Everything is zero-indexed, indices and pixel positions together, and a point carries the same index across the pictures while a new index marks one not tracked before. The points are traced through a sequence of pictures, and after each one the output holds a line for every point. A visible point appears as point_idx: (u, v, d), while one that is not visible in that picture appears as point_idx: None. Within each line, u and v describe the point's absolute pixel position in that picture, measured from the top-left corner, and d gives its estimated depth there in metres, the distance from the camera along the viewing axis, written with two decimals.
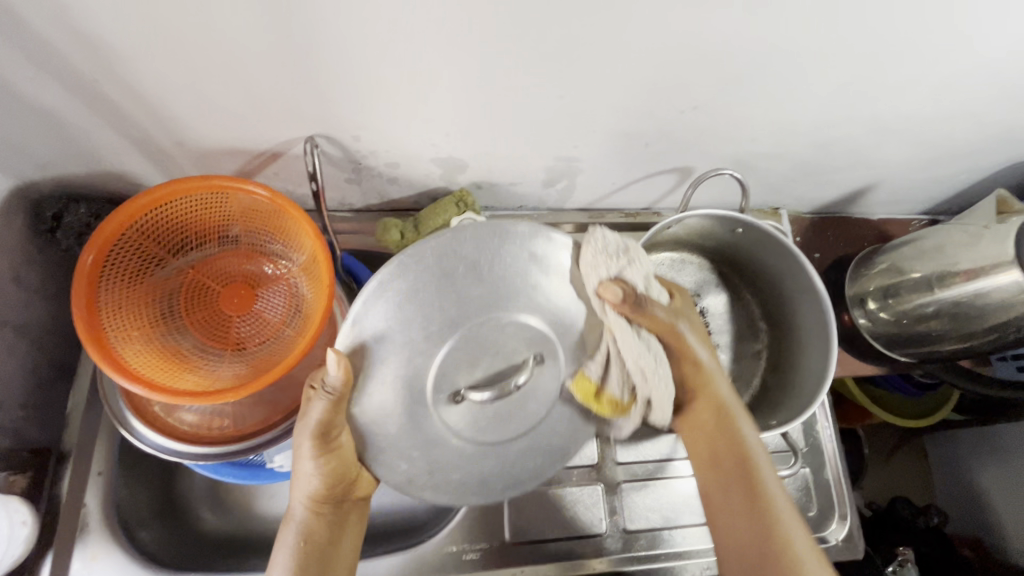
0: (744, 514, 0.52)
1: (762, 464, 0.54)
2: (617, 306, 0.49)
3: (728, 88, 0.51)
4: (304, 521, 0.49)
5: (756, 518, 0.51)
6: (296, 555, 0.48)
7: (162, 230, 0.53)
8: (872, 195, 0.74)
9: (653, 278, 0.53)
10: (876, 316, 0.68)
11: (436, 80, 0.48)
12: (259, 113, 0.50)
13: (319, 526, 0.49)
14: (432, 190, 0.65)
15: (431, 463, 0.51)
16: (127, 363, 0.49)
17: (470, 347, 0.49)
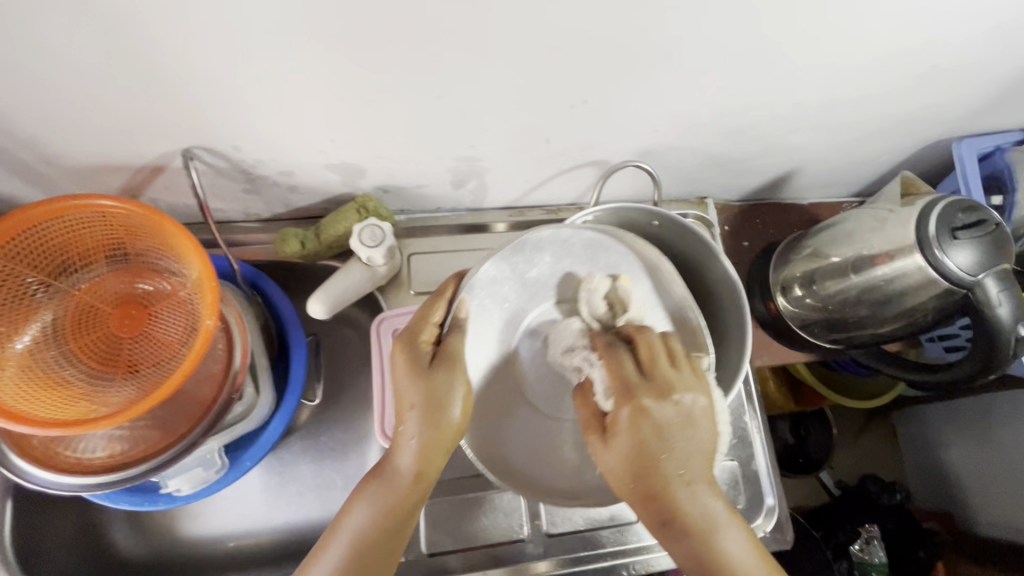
0: None
1: None
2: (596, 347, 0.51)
3: (613, 80, 0.49)
4: (396, 479, 0.50)
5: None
6: (371, 514, 0.50)
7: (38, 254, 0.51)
8: (797, 180, 0.73)
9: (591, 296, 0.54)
10: (802, 301, 0.67)
11: (301, 85, 0.45)
12: (125, 126, 0.48)
13: (402, 499, 0.50)
14: (337, 196, 0.62)
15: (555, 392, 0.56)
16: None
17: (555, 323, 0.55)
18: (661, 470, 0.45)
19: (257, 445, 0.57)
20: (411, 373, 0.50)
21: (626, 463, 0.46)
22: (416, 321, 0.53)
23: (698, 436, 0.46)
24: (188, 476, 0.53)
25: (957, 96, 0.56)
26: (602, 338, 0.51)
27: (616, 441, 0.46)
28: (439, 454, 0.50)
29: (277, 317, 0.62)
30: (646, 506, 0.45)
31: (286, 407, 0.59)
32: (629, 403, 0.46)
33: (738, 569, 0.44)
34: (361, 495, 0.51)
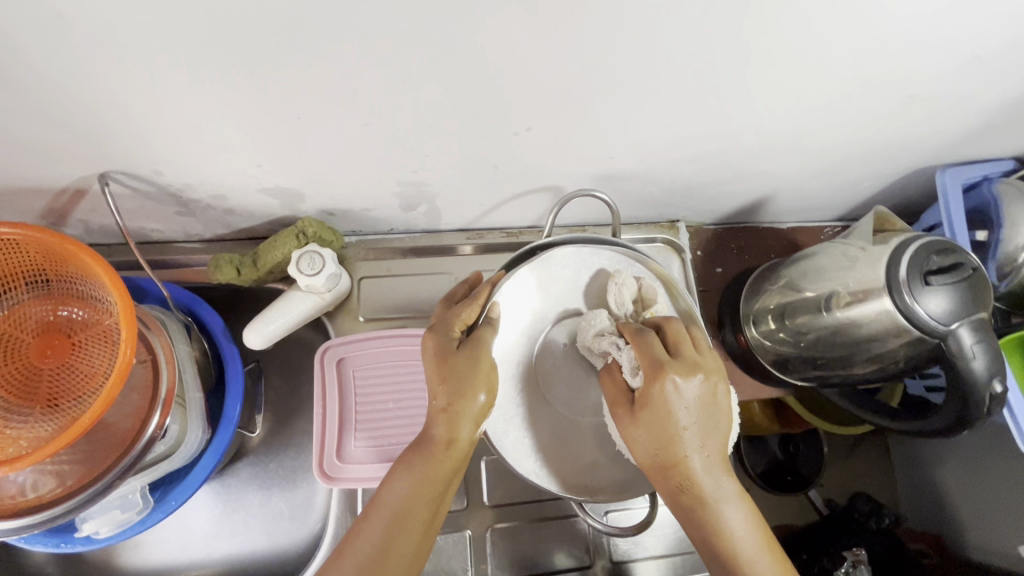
0: (705, 541, 0.49)
1: (744, 546, 0.49)
2: (629, 332, 0.51)
3: (554, 108, 0.45)
4: (430, 449, 0.50)
5: (709, 524, 0.49)
6: (413, 484, 0.49)
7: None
8: (773, 204, 0.69)
9: (622, 285, 0.55)
10: (772, 335, 0.63)
11: (213, 113, 0.42)
12: (32, 152, 0.45)
13: (441, 470, 0.49)
14: (279, 219, 0.59)
15: (573, 390, 0.57)
16: None
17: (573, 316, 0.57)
18: (674, 433, 0.48)
19: (183, 484, 0.55)
20: (439, 352, 0.50)
21: (654, 436, 0.49)
22: (453, 310, 0.52)
23: (719, 415, 0.50)
24: (105, 518, 0.50)
25: (934, 125, 0.52)
26: (630, 325, 0.52)
27: (646, 414, 0.49)
28: (453, 430, 0.49)
29: (217, 345, 0.60)
30: (666, 474, 0.49)
31: (217, 444, 0.57)
32: (660, 377, 0.47)
33: (735, 536, 0.49)
34: (400, 465, 0.50)
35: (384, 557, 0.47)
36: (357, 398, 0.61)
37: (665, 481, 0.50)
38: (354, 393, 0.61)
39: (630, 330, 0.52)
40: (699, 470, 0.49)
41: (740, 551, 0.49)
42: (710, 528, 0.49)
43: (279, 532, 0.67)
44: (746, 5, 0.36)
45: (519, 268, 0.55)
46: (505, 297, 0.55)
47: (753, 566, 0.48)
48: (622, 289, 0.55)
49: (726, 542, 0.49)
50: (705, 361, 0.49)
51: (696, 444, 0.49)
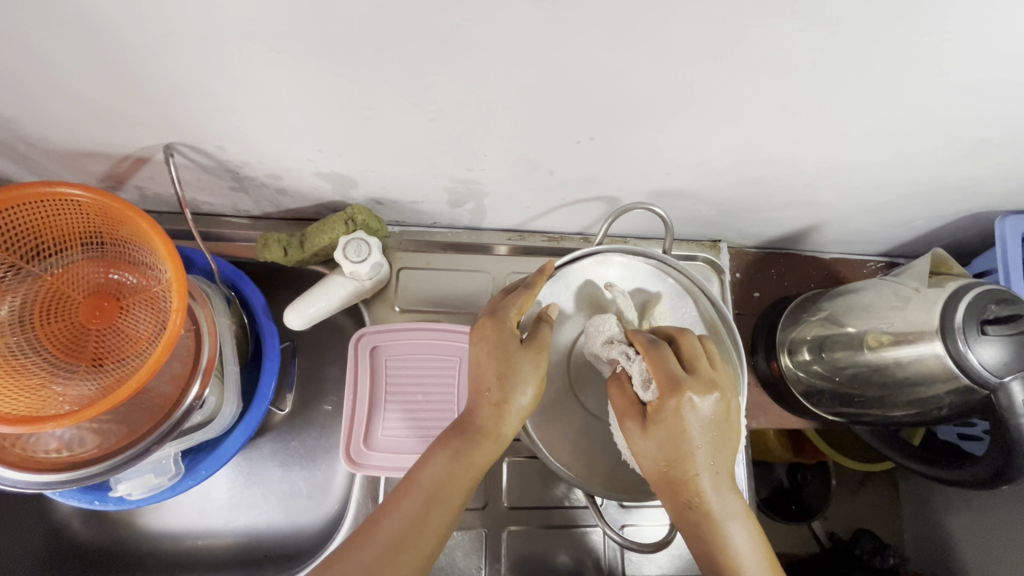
0: (706, 558, 0.49)
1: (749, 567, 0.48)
2: (641, 344, 0.52)
3: (619, 120, 0.45)
4: (473, 434, 0.49)
5: (712, 542, 0.48)
6: (445, 466, 0.48)
7: (13, 236, 0.49)
8: (821, 234, 0.68)
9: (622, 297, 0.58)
10: (807, 367, 0.63)
11: (284, 97, 0.43)
12: (102, 116, 0.45)
13: (479, 455, 0.49)
14: (328, 203, 0.60)
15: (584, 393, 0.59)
16: None
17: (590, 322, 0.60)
18: (685, 448, 0.47)
19: (215, 455, 0.56)
20: (493, 341, 0.51)
21: (665, 450, 0.48)
22: (506, 304, 0.53)
23: (730, 433, 0.49)
24: (139, 481, 0.51)
25: (1000, 172, 0.51)
26: (641, 336, 0.53)
27: (657, 429, 0.48)
28: (501, 420, 0.49)
29: (255, 321, 0.60)
30: (675, 489, 0.49)
31: (249, 419, 0.57)
32: (677, 394, 0.47)
33: (740, 558, 0.48)
34: (434, 449, 0.50)
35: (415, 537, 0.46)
36: (388, 388, 0.61)
37: (672, 495, 0.49)
38: (384, 383, 0.61)
39: (644, 343, 0.52)
40: (706, 486, 0.48)
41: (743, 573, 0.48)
42: (714, 547, 0.48)
43: (296, 512, 0.68)
44: (833, 37, 0.35)
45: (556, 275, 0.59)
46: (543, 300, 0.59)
47: None
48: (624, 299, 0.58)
49: (729, 563, 0.48)
50: (719, 378, 0.49)
51: (706, 461, 0.48)
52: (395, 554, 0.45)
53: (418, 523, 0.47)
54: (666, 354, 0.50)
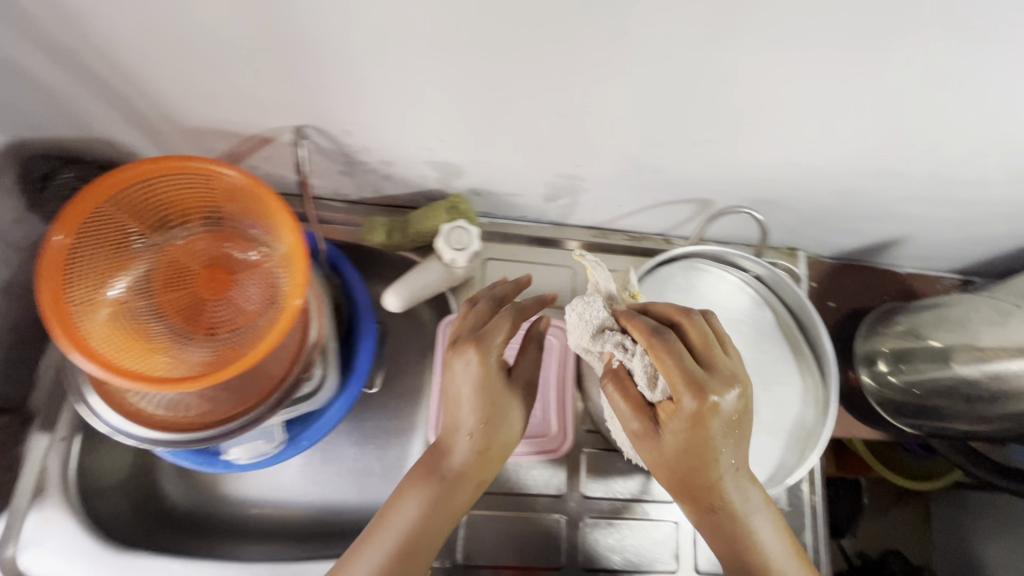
0: (728, 553, 0.49)
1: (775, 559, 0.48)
2: (642, 335, 0.45)
3: (745, 123, 0.46)
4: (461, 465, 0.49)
5: (735, 539, 0.48)
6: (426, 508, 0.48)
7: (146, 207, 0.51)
8: (901, 247, 0.69)
9: (597, 267, 0.51)
10: (883, 378, 0.66)
11: (429, 84, 0.44)
12: (247, 98, 0.47)
13: (462, 497, 0.50)
14: (429, 191, 0.62)
15: None
16: (88, 336, 0.47)
17: None
18: (705, 456, 0.45)
19: (316, 426, 0.58)
20: (484, 383, 0.48)
21: (686, 454, 0.45)
22: (494, 328, 0.50)
23: (748, 427, 0.46)
24: (250, 447, 0.54)
25: None
26: (640, 321, 0.46)
27: (671, 432, 0.44)
28: (486, 456, 0.50)
29: (353, 302, 0.62)
30: (696, 493, 0.47)
31: (348, 394, 0.60)
32: (703, 399, 0.41)
33: (764, 551, 0.49)
34: (405, 489, 0.50)
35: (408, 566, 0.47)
36: None
37: (690, 499, 0.48)
38: None
39: (639, 330, 0.45)
40: (726, 486, 0.47)
41: (770, 563, 0.48)
42: (742, 546, 0.48)
43: (369, 488, 0.69)
44: (985, 54, 0.37)
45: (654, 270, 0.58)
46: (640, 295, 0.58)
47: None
48: (597, 270, 0.51)
49: (756, 556, 0.48)
50: (739, 368, 0.44)
51: (726, 459, 0.46)
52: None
53: (409, 552, 0.47)
54: (683, 352, 0.44)
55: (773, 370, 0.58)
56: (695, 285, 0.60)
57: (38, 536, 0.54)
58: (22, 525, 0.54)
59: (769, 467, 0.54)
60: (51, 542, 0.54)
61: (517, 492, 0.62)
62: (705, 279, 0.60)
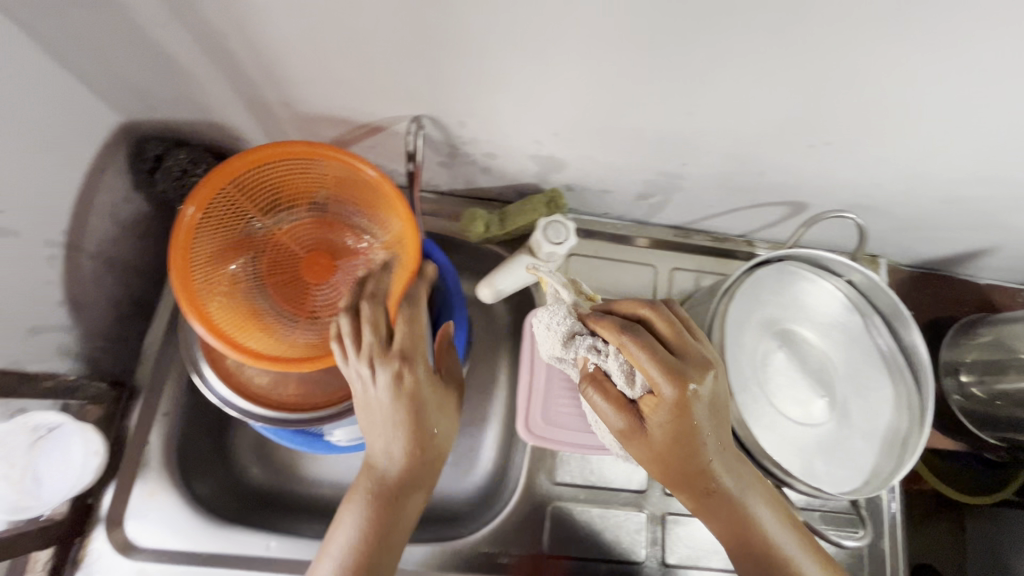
0: (730, 539, 0.49)
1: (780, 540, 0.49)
2: (613, 336, 0.45)
3: (868, 124, 0.47)
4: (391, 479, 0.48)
5: (737, 527, 0.48)
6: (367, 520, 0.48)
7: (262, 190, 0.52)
8: (987, 259, 0.68)
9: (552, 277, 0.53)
10: (969, 390, 0.67)
11: (560, 77, 0.45)
12: (374, 86, 0.48)
13: (411, 504, 0.49)
14: (522, 185, 0.63)
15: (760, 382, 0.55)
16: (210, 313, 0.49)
17: (773, 319, 0.58)
18: (692, 444, 0.45)
19: None
20: (407, 397, 0.47)
21: (678, 444, 0.45)
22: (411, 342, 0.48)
23: (725, 408, 0.46)
24: (351, 430, 0.55)
25: None
26: (606, 319, 0.46)
27: (657, 423, 0.45)
28: (426, 453, 0.49)
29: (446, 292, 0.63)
30: (691, 481, 0.47)
31: None
32: (683, 384, 0.42)
33: (767, 531, 0.48)
34: (347, 507, 0.49)
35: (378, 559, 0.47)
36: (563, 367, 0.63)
37: (685, 489, 0.48)
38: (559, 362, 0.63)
39: (607, 330, 0.46)
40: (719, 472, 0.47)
41: (774, 545, 0.48)
42: (744, 531, 0.48)
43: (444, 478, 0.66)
44: None
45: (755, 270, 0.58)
46: (741, 294, 0.57)
47: (789, 553, 0.48)
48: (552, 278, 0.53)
49: (758, 536, 0.48)
50: (710, 352, 0.45)
51: (711, 442, 0.46)
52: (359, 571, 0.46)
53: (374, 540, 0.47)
54: (659, 346, 0.43)
55: (864, 376, 0.58)
56: (790, 288, 0.59)
57: (144, 506, 0.54)
58: (129, 494, 0.55)
59: (863, 472, 0.54)
60: (157, 513, 0.54)
61: (599, 485, 0.62)
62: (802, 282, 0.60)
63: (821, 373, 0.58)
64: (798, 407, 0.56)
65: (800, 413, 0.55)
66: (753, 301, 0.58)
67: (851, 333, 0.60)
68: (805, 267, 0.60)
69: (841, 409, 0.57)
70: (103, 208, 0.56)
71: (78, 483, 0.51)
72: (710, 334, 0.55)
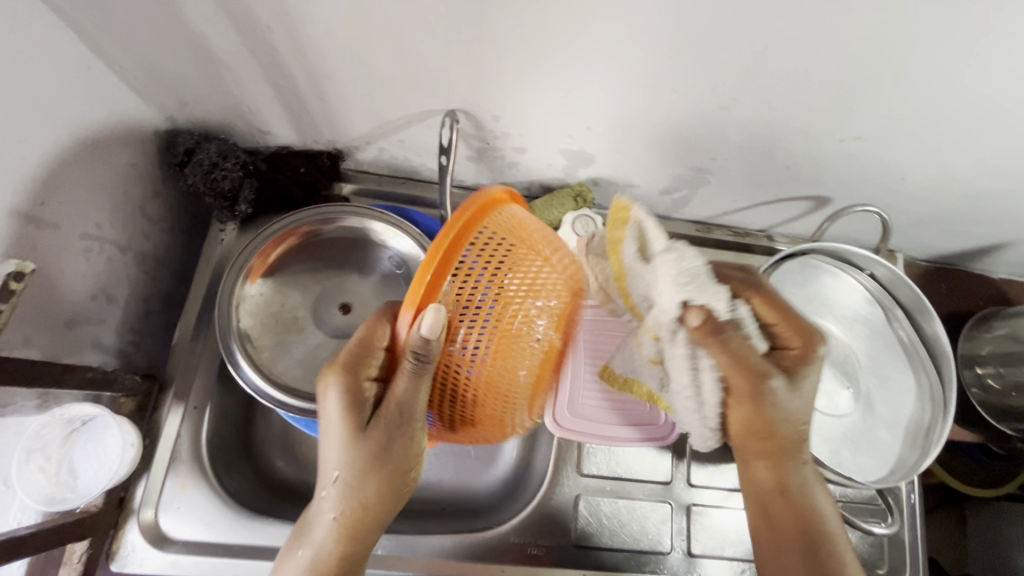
0: (797, 531, 0.47)
1: (838, 536, 0.47)
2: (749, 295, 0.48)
3: (899, 120, 0.47)
4: (328, 523, 0.44)
5: (801, 511, 0.48)
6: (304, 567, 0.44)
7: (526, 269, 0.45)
8: (1002, 254, 0.70)
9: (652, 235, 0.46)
10: (986, 383, 0.68)
11: (597, 73, 0.46)
12: (411, 82, 0.49)
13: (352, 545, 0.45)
14: (549, 180, 0.63)
15: None
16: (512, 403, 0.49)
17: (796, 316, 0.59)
18: (793, 411, 0.48)
19: None
20: (354, 446, 0.43)
21: (784, 408, 0.47)
22: (405, 398, 0.42)
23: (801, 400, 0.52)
24: None
25: None
26: (734, 277, 0.49)
27: (801, 386, 0.47)
28: (373, 502, 0.45)
29: None
30: (782, 454, 0.49)
31: None
32: (818, 343, 0.47)
33: (824, 516, 0.48)
34: (295, 540, 0.45)
35: None
36: (590, 360, 0.63)
37: (770, 457, 0.49)
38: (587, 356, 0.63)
39: (745, 284, 0.49)
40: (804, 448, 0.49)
41: (838, 543, 0.47)
42: (809, 519, 0.48)
43: (468, 472, 0.66)
44: None
45: (779, 266, 0.59)
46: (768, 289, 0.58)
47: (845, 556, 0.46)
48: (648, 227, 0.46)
49: (817, 526, 0.47)
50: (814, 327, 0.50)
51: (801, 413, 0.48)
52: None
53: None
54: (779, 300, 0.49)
55: (888, 368, 0.59)
56: (812, 282, 0.61)
57: (176, 500, 0.54)
58: (160, 488, 0.54)
59: (888, 460, 0.55)
60: (189, 506, 0.54)
61: (626, 477, 0.63)
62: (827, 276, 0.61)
63: (845, 365, 0.59)
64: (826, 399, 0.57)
65: (826, 403, 0.57)
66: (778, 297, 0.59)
67: (875, 326, 0.60)
68: (827, 261, 0.61)
69: (865, 401, 0.58)
70: (134, 202, 0.56)
71: (114, 476, 0.51)
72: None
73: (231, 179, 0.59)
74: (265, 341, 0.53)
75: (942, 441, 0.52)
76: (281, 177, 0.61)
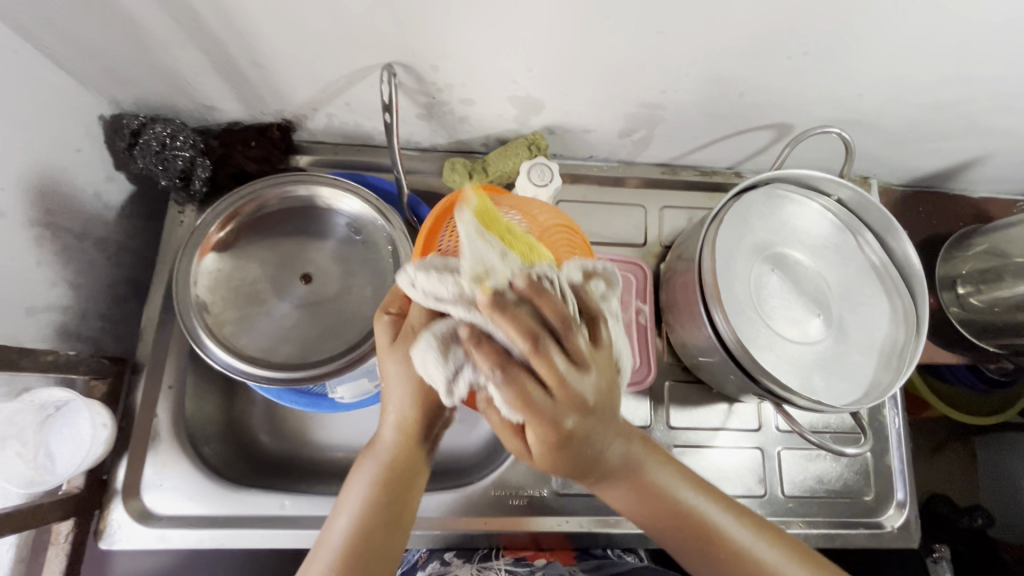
0: (696, 555, 0.45)
1: (776, 563, 0.43)
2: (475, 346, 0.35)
3: (846, 30, 0.46)
4: (392, 439, 0.44)
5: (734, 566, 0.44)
6: (372, 480, 0.43)
7: None
8: (978, 170, 0.68)
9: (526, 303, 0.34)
10: (966, 302, 0.69)
11: (526, 9, 0.44)
12: (340, 36, 0.47)
13: (406, 455, 0.44)
14: (504, 132, 0.62)
15: (756, 305, 0.55)
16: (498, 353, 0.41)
17: (765, 247, 0.58)
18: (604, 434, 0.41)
19: None
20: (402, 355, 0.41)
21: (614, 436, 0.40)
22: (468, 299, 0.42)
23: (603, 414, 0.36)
24: (354, 386, 0.55)
25: None
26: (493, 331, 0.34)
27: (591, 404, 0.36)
28: (424, 422, 0.44)
29: None
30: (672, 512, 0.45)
31: None
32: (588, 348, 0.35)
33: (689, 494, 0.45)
34: (361, 465, 0.45)
35: (390, 521, 0.43)
36: None
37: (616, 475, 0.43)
38: None
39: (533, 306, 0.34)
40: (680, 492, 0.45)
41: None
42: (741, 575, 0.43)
43: (451, 435, 0.65)
44: None
45: (744, 196, 0.58)
46: (736, 219, 0.57)
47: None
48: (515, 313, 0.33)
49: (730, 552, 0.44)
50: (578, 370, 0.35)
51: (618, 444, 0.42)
52: (367, 535, 0.42)
53: (371, 522, 0.43)
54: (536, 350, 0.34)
55: (858, 293, 0.58)
56: (780, 211, 0.59)
57: (159, 477, 0.55)
58: (141, 467, 0.56)
59: (862, 383, 0.55)
60: (171, 483, 0.55)
61: None
62: (794, 203, 0.60)
63: (817, 294, 0.58)
64: (799, 329, 0.56)
65: (797, 332, 0.56)
66: (744, 227, 0.57)
67: (844, 251, 0.59)
68: (792, 189, 0.60)
69: (838, 326, 0.57)
70: (86, 188, 0.56)
71: (89, 456, 0.53)
72: (701, 263, 0.54)
73: (183, 158, 0.59)
74: (227, 315, 0.53)
75: (919, 356, 0.52)
76: (233, 152, 0.61)
